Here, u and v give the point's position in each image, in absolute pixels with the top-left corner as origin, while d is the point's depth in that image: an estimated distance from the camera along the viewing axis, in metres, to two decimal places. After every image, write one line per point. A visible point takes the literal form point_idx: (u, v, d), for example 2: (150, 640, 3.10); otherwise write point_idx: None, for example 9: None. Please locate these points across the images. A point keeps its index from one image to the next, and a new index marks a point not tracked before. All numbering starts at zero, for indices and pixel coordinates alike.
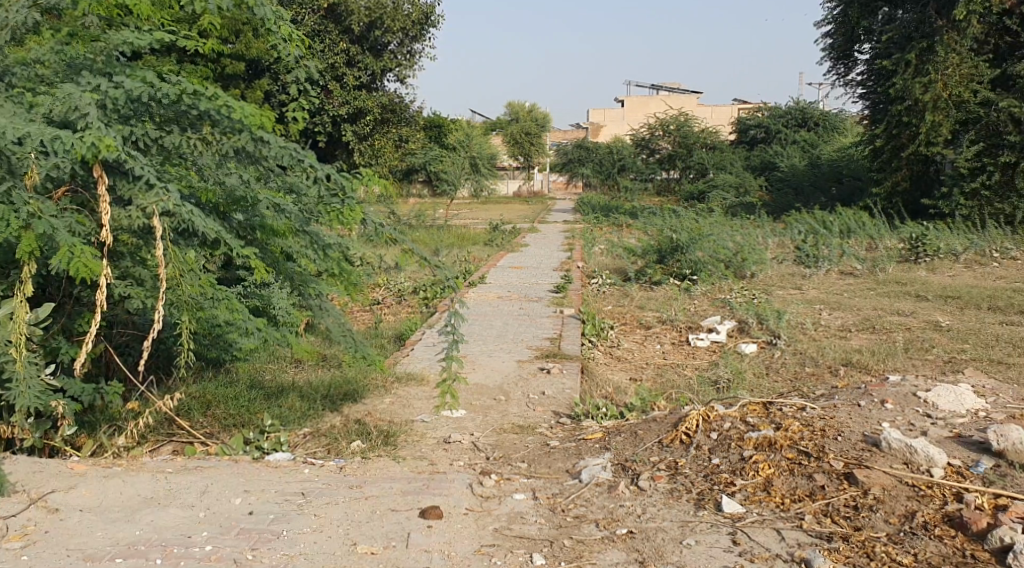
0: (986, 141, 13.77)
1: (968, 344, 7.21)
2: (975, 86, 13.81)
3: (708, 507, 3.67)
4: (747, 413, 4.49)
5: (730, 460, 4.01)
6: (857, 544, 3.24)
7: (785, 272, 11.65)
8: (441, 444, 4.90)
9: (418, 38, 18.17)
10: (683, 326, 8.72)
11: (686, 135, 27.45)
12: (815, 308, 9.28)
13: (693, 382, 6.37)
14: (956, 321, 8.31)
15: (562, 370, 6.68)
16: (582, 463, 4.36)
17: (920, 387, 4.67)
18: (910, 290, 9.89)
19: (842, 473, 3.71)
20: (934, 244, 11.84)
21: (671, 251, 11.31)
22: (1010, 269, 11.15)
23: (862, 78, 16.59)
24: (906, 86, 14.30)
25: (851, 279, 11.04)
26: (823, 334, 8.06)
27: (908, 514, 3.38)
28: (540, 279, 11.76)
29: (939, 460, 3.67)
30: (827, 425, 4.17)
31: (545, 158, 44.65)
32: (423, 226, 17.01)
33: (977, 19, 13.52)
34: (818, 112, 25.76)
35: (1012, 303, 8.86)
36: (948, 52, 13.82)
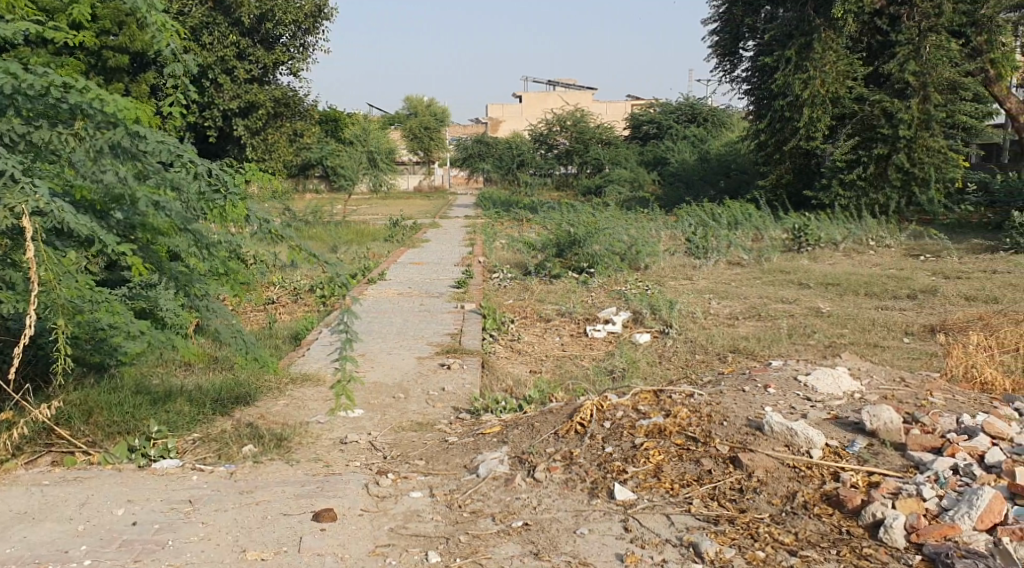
0: (861, 135, 14.52)
1: (846, 329, 7.58)
2: (850, 82, 14.50)
3: (601, 495, 3.73)
4: (638, 401, 4.58)
5: (622, 448, 4.08)
6: (742, 526, 3.35)
7: (676, 263, 11.97)
8: (337, 445, 4.83)
9: (311, 31, 17.76)
10: (580, 318, 8.85)
11: (583, 131, 27.89)
12: (704, 297, 9.58)
13: (590, 372, 6.49)
14: (835, 306, 8.74)
15: (462, 366, 6.67)
16: (480, 458, 4.37)
17: (800, 371, 4.87)
18: (793, 279, 10.31)
19: (728, 457, 3.83)
20: (816, 234, 12.40)
21: (569, 244, 11.48)
22: (884, 256, 11.78)
23: (746, 74, 17.13)
24: (787, 82, 14.85)
25: (739, 269, 11.45)
26: (712, 323, 8.33)
27: (789, 495, 3.52)
28: (440, 275, 11.70)
29: (817, 441, 3.82)
30: (714, 411, 4.29)
31: (444, 153, 44.50)
32: (320, 222, 16.69)
33: (851, 18, 14.18)
34: (707, 109, 26.53)
35: (886, 289, 9.37)
36: (826, 49, 14.38)
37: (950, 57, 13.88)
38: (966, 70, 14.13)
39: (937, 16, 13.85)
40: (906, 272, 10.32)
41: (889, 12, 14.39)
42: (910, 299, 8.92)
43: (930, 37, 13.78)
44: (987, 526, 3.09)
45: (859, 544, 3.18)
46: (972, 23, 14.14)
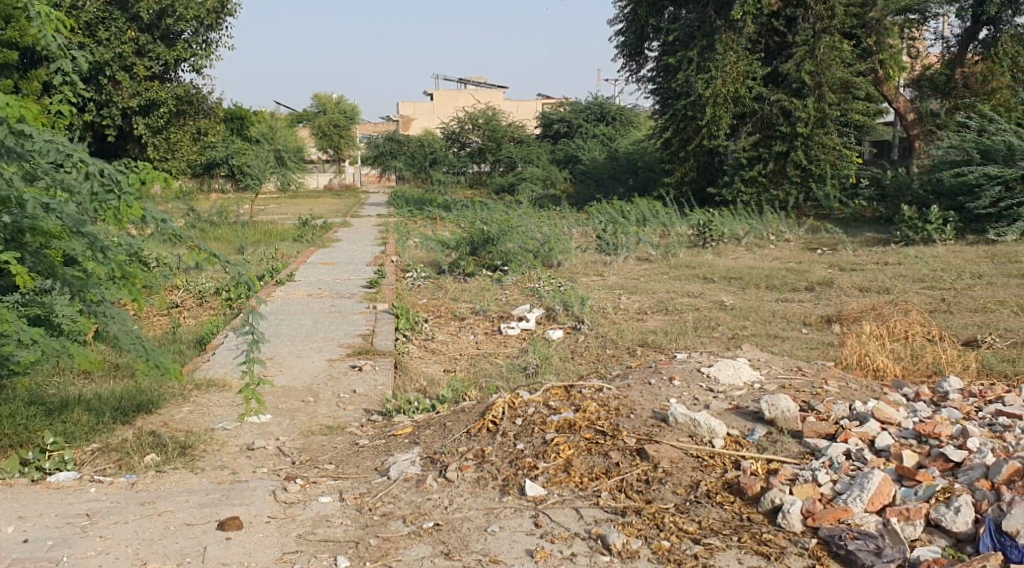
0: (761, 133, 15.11)
1: (748, 321, 7.83)
2: (750, 82, 14.95)
3: (512, 492, 3.76)
4: (549, 397, 4.63)
5: (533, 445, 4.11)
6: (648, 516, 3.43)
7: (588, 260, 12.13)
8: (244, 451, 4.72)
9: (213, 27, 17.17)
10: (494, 316, 8.89)
11: (495, 130, 27.92)
12: (615, 292, 9.74)
13: (503, 369, 6.53)
14: (739, 299, 9.02)
15: (374, 367, 6.62)
16: (390, 460, 4.35)
17: (703, 362, 5.00)
18: (698, 273, 10.58)
19: (635, 450, 3.90)
20: (719, 230, 12.76)
21: (482, 243, 11.50)
22: (784, 250, 12.23)
23: (652, 74, 17.44)
24: (689, 82, 15.19)
25: (647, 264, 11.69)
26: (622, 317, 8.49)
27: (692, 485, 3.62)
28: (351, 275, 11.58)
29: (719, 431, 3.94)
30: (622, 404, 4.37)
31: (355, 151, 43.84)
32: (226, 223, 16.26)
33: (751, 19, 14.59)
34: (615, 107, 26.91)
35: (786, 281, 9.71)
36: (727, 50, 14.79)
37: (843, 57, 14.49)
38: (858, 70, 14.75)
39: (830, 18, 14.42)
40: (805, 265, 10.71)
41: (785, 14, 14.87)
42: (809, 291, 9.27)
43: (824, 38, 14.34)
44: (877, 508, 3.23)
45: (758, 530, 3.29)
46: (862, 25, 14.79)
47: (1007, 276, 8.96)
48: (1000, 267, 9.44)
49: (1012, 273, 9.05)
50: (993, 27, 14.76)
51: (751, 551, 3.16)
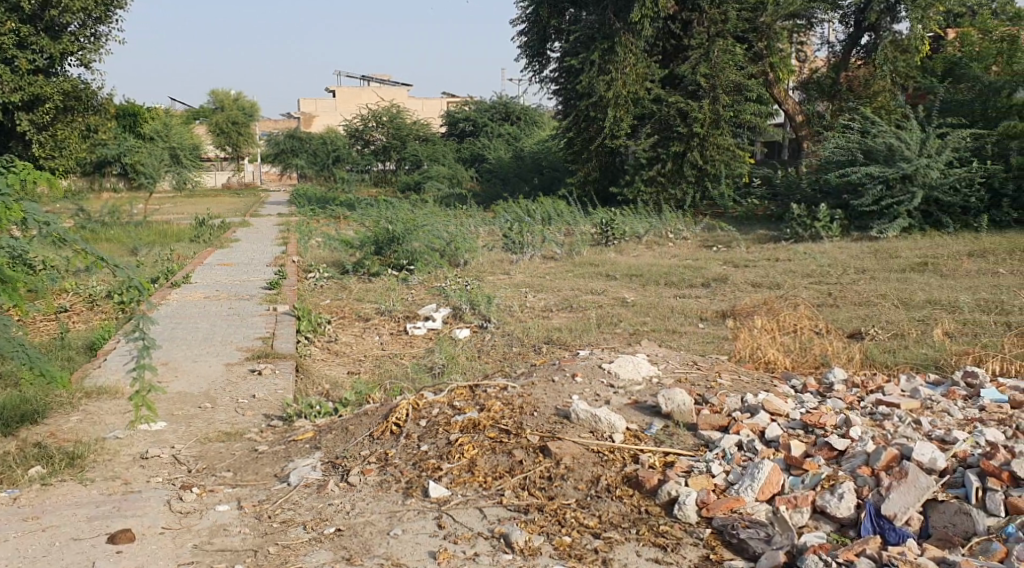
0: (660, 134, 15.45)
1: (650, 317, 8.01)
2: (648, 84, 15.37)
3: (416, 494, 3.74)
4: (454, 397, 4.63)
5: (438, 445, 4.11)
6: (550, 513, 3.47)
7: (493, 258, 12.19)
8: (137, 461, 4.55)
9: (103, 20, 16.48)
10: (400, 316, 8.83)
11: (399, 127, 27.59)
12: (521, 291, 9.80)
13: (409, 370, 6.50)
14: (640, 296, 9.23)
15: (274, 370, 6.48)
16: (291, 465, 4.27)
17: (605, 359, 5.08)
18: (602, 271, 10.78)
19: (537, 447, 3.94)
20: (621, 228, 13.04)
21: (386, 242, 11.39)
22: (683, 247, 12.57)
23: (554, 74, 17.60)
24: (592, 84, 15.37)
25: (552, 263, 11.81)
26: (527, 315, 8.56)
27: (593, 480, 3.68)
28: (251, 276, 11.32)
29: (619, 426, 4.03)
30: (525, 402, 4.40)
31: (254, 149, 42.71)
32: (118, 224, 15.62)
33: (648, 23, 14.82)
34: (519, 107, 27.03)
35: (685, 278, 9.98)
36: (626, 52, 15.05)
37: (736, 61, 14.96)
38: (750, 73, 15.21)
39: (724, 21, 14.89)
40: (703, 262, 11.03)
41: (681, 18, 15.29)
42: (706, 287, 9.56)
43: (718, 42, 14.79)
44: (767, 497, 3.36)
45: (656, 522, 3.37)
46: (753, 29, 15.31)
47: (890, 270, 9.43)
48: (883, 261, 9.93)
49: (893, 267, 9.54)
50: (874, 33, 15.37)
51: (648, 544, 3.24)
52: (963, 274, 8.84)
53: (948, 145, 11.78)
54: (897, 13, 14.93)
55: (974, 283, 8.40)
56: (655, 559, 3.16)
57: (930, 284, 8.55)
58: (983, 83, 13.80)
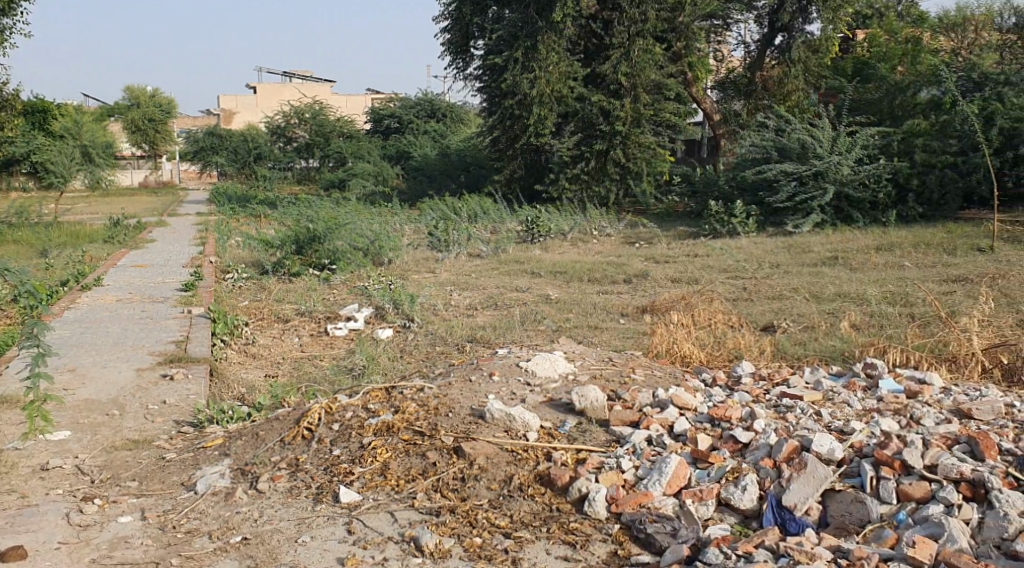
0: (583, 132, 15.60)
1: (573, 313, 8.07)
2: (571, 83, 15.43)
3: (326, 500, 3.68)
4: (369, 400, 4.57)
5: (350, 450, 4.05)
6: (461, 515, 3.46)
7: (418, 257, 12.11)
8: (36, 472, 4.37)
9: (6, 12, 15.78)
10: (321, 316, 8.70)
11: (322, 124, 27.03)
12: (445, 289, 9.77)
13: (328, 372, 6.42)
14: (563, 292, 9.30)
15: (187, 375, 6.31)
16: (199, 473, 4.16)
17: (522, 357, 5.07)
18: (527, 268, 10.82)
19: (451, 447, 3.91)
20: (546, 226, 13.14)
21: (307, 241, 11.20)
22: (606, 244, 12.72)
23: (477, 72, 17.56)
24: (516, 82, 15.38)
25: (477, 260, 11.81)
26: (451, 313, 8.53)
27: (506, 479, 3.67)
28: (167, 277, 11.03)
29: (533, 424, 4.03)
30: (440, 402, 4.36)
31: (172, 146, 41.47)
32: (25, 225, 14.99)
33: (570, 22, 14.92)
34: (445, 104, 26.88)
35: (607, 275, 10.08)
36: (548, 51, 15.09)
37: (656, 60, 15.15)
38: (669, 72, 15.57)
39: (643, 22, 14.96)
40: (625, 258, 11.17)
41: (602, 17, 15.42)
42: (628, 283, 9.67)
43: (638, 42, 14.96)
44: (675, 490, 3.41)
45: (567, 519, 3.39)
46: (672, 29, 15.56)
47: (802, 265, 9.71)
48: (796, 256, 10.20)
49: (806, 261, 9.82)
50: (787, 33, 15.64)
51: (558, 542, 3.26)
52: (871, 268, 9.14)
53: (858, 143, 12.16)
54: (809, 14, 15.25)
55: (881, 276, 8.70)
56: (564, 556, 3.18)
57: (841, 277, 8.81)
58: (889, 82, 14.28)
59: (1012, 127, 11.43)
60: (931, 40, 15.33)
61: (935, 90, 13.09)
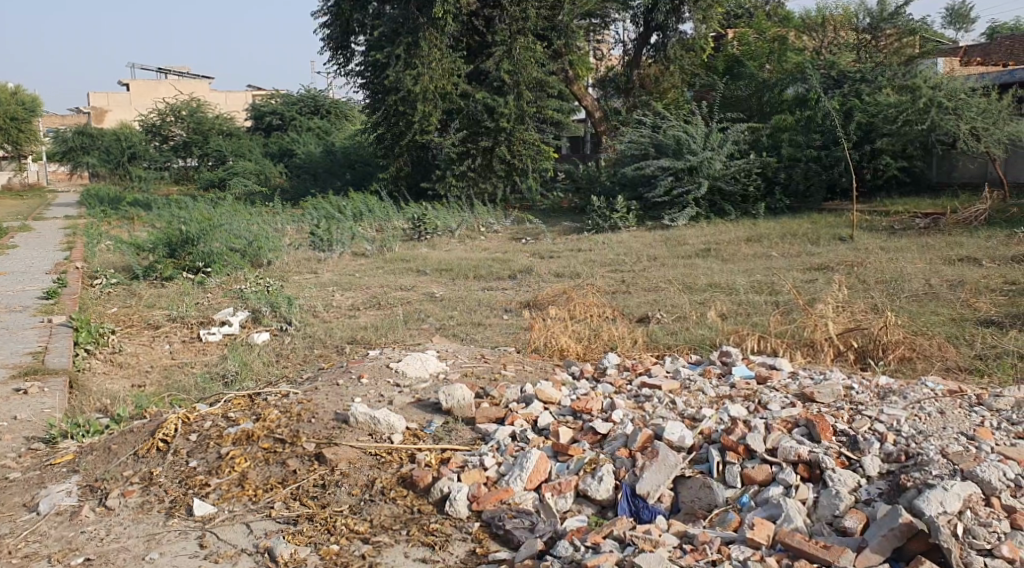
0: (468, 129, 15.59)
1: (455, 311, 8.03)
2: (454, 79, 15.34)
3: (179, 514, 3.55)
4: (230, 408, 4.43)
5: (208, 461, 3.91)
6: (320, 522, 3.39)
7: (300, 257, 11.82)
8: None
9: None
10: (194, 322, 8.37)
11: (200, 122, 26.11)
12: (327, 290, 9.58)
13: (197, 380, 6.16)
14: (447, 290, 9.26)
15: (43, 389, 5.95)
16: (42, 493, 3.93)
17: (392, 358, 4.99)
18: (412, 266, 10.73)
19: (313, 454, 3.82)
20: (434, 223, 13.06)
21: (180, 244, 10.74)
22: (493, 240, 12.75)
23: (359, 68, 17.24)
24: (398, 79, 15.10)
25: (362, 260, 11.63)
26: (332, 315, 8.36)
27: (368, 483, 3.62)
28: (27, 285, 10.40)
29: (398, 426, 3.96)
30: (304, 408, 4.25)
31: (39, 147, 39.11)
32: None
33: (451, 18, 14.85)
34: (329, 100, 26.44)
35: (491, 271, 10.10)
36: (431, 47, 14.95)
37: (536, 57, 15.29)
38: (550, 69, 15.71)
39: (524, 19, 15.11)
40: (510, 254, 11.20)
41: (484, 14, 15.44)
42: (512, 280, 9.70)
43: (519, 39, 15.07)
44: (535, 485, 3.44)
45: (427, 520, 3.37)
46: (552, 28, 15.67)
47: (678, 256, 9.98)
48: (673, 249, 10.47)
49: (682, 254, 10.10)
50: (662, 32, 16.05)
51: (417, 544, 3.24)
52: (741, 259, 9.47)
53: (729, 139, 12.59)
54: (681, 14, 15.66)
55: (750, 266, 9.03)
56: (422, 558, 3.16)
57: (713, 268, 9.10)
58: (757, 80, 15.10)
59: (868, 122, 12.18)
60: (795, 39, 16.00)
61: (800, 88, 13.75)
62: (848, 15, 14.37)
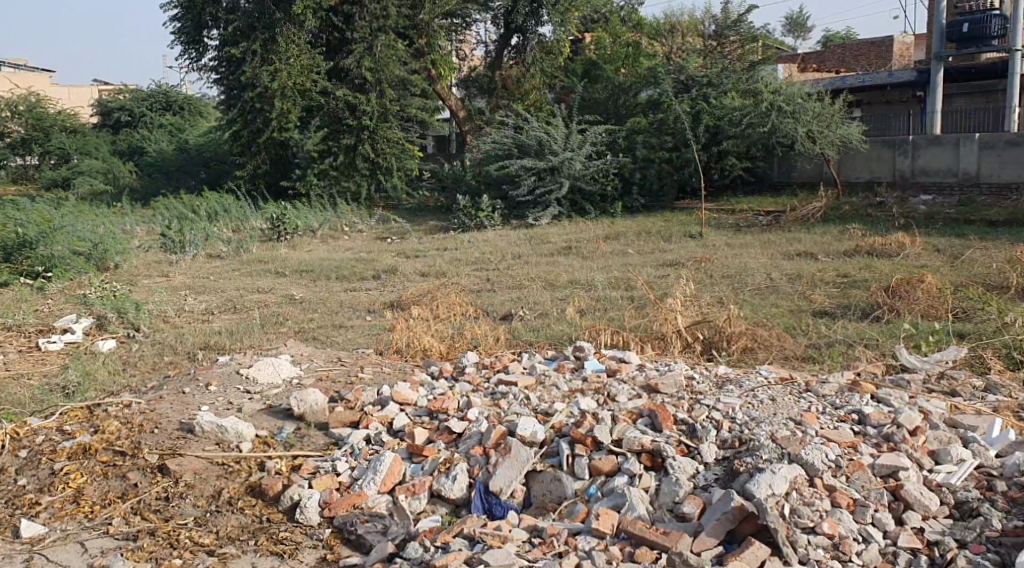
0: (329, 127, 15.30)
1: (316, 314, 7.85)
2: (314, 76, 15.00)
3: (4, 536, 3.32)
4: (65, 421, 4.18)
5: (38, 478, 3.67)
6: (162, 537, 3.25)
7: (150, 260, 11.24)
8: None
9: None
10: (32, 331, 7.82)
11: (39, 117, 24.52)
12: (179, 293, 9.17)
13: (32, 393, 5.71)
14: (308, 292, 9.05)
15: None
16: None
17: (244, 364, 4.83)
18: (271, 268, 10.43)
19: (155, 466, 3.66)
20: (294, 222, 12.72)
21: (16, 248, 9.99)
22: (356, 240, 12.56)
23: (213, 63, 16.58)
24: (255, 74, 14.62)
25: (218, 261, 11.19)
26: (185, 320, 8.01)
27: (214, 494, 3.49)
28: None
29: (247, 434, 3.83)
30: (146, 419, 4.05)
31: None
32: None
33: (310, 14, 14.54)
34: (182, 96, 25.44)
35: (354, 272, 9.94)
36: (288, 43, 14.62)
37: (398, 55, 15.20)
38: (412, 68, 15.64)
39: (385, 17, 15.01)
40: (374, 254, 11.05)
41: (342, 10, 15.19)
42: (374, 280, 9.58)
43: (380, 37, 14.93)
44: (388, 488, 3.41)
45: (276, 529, 3.29)
46: (413, 26, 15.60)
47: (541, 254, 10.12)
48: (537, 247, 10.64)
49: (543, 252, 10.25)
50: (522, 34, 16.48)
51: (265, 554, 3.16)
52: (600, 256, 9.71)
53: (588, 140, 12.90)
54: (540, 17, 16.13)
55: (608, 263, 9.28)
56: None
57: (573, 266, 9.29)
58: (614, 83, 15.58)
59: (716, 125, 12.77)
60: (649, 45, 16.67)
61: (653, 90, 14.27)
62: (695, 22, 15.05)
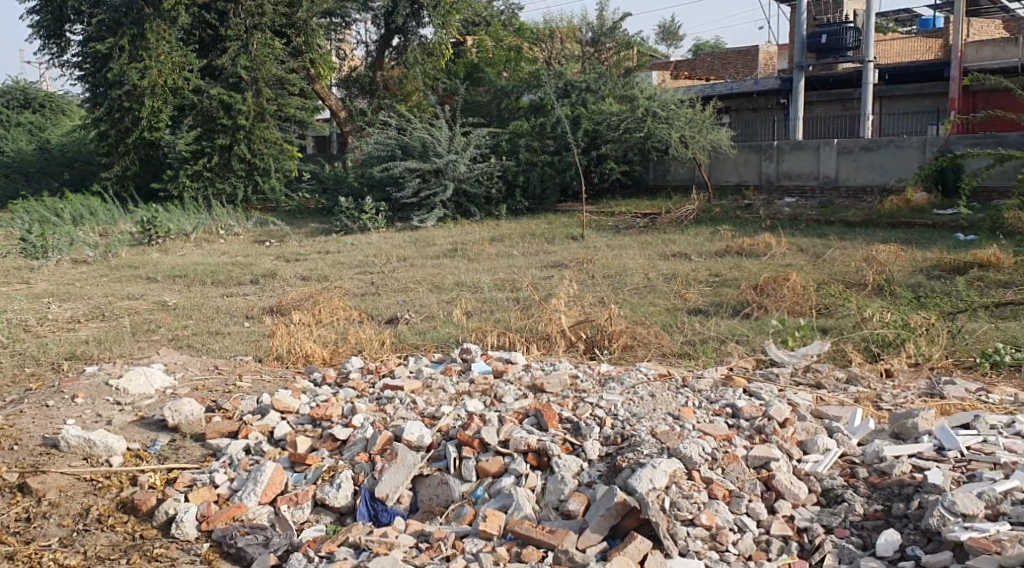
0: (203, 126, 14.78)
1: (191, 321, 7.56)
2: (186, 74, 14.45)
3: None
4: None
5: None
6: (22, 560, 3.06)
7: (9, 266, 10.55)
8: None
9: None
10: None
11: None
12: (41, 301, 8.65)
13: None
14: (182, 298, 8.71)
15: None
16: None
17: (113, 374, 4.59)
18: (142, 273, 9.98)
19: (15, 486, 3.44)
20: (165, 225, 12.21)
21: None
22: (233, 243, 12.19)
23: (76, 58, 15.73)
24: (122, 71, 13.97)
25: (84, 267, 10.62)
26: (48, 329, 7.54)
27: (81, 513, 3.32)
28: None
29: (118, 448, 3.65)
30: (5, 435, 3.81)
31: None
32: None
33: (181, 10, 14.01)
34: (42, 93, 24.03)
35: (231, 277, 9.63)
36: (158, 40, 14.04)
37: (275, 54, 14.84)
38: (290, 67, 15.30)
39: (261, 15, 14.63)
40: (252, 258, 10.74)
41: (216, 7, 14.71)
42: (253, 284, 9.31)
43: (256, 35, 14.54)
44: (270, 498, 3.32)
45: (150, 546, 3.15)
46: (291, 25, 15.25)
47: (425, 257, 10.09)
48: (421, 249, 10.59)
49: (428, 254, 10.22)
50: (403, 35, 16.41)
51: None
52: (484, 258, 9.76)
53: (471, 143, 12.94)
54: (420, 18, 16.09)
55: (492, 264, 9.33)
56: None
57: (458, 268, 9.30)
58: (496, 87, 15.68)
59: (595, 129, 13.06)
60: (529, 50, 16.89)
61: (535, 94, 14.46)
62: (573, 28, 15.38)
